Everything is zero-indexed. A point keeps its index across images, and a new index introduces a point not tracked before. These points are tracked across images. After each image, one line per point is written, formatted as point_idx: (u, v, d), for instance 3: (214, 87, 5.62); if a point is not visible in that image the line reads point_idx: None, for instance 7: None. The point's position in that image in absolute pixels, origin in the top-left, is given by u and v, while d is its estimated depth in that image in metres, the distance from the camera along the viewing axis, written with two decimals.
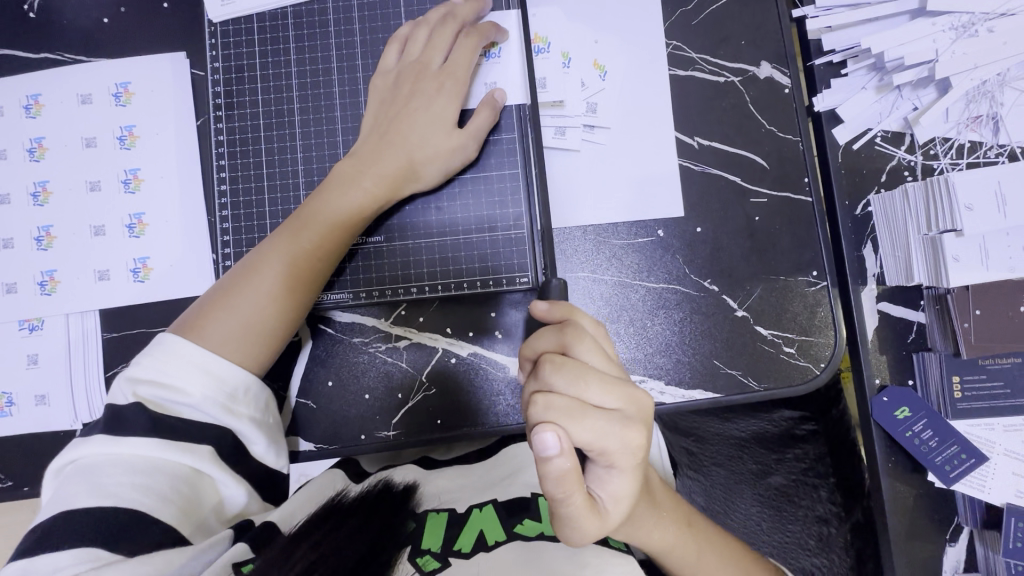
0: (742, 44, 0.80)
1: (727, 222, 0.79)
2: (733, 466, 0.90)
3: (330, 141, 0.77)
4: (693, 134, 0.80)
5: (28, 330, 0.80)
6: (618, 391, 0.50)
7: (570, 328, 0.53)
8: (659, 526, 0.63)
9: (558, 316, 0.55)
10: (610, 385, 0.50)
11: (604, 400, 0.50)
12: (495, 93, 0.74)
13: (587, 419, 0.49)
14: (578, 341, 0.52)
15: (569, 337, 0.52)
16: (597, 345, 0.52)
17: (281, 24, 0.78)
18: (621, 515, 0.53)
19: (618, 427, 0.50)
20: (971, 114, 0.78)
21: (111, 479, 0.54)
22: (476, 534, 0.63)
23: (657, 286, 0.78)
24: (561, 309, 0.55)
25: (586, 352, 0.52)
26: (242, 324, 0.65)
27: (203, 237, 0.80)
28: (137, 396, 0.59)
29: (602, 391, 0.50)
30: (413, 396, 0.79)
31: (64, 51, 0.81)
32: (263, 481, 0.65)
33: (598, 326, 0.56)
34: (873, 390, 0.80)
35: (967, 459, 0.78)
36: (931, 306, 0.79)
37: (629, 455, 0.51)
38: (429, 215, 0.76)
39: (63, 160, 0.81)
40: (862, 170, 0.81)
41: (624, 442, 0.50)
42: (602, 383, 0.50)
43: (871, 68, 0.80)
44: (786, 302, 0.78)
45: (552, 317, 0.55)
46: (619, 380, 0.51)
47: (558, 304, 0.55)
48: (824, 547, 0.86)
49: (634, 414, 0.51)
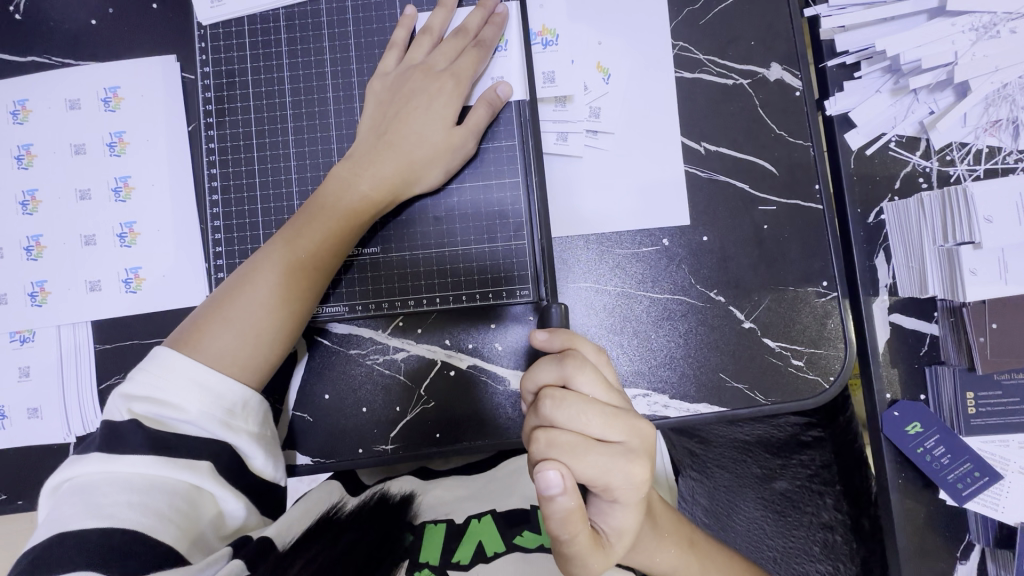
0: (752, 45, 0.77)
1: (734, 231, 0.76)
2: (737, 469, 0.89)
3: (324, 149, 0.74)
4: (699, 139, 0.77)
5: (20, 342, 0.78)
6: (621, 424, 0.49)
7: (572, 357, 0.51)
8: (661, 549, 0.62)
9: (558, 345, 0.53)
10: (613, 417, 0.49)
11: (607, 433, 0.49)
12: (498, 88, 0.71)
13: (590, 455, 0.48)
14: (579, 371, 0.50)
15: (570, 367, 0.50)
16: (598, 375, 0.50)
17: (273, 26, 0.75)
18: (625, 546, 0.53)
19: (623, 462, 0.48)
20: (990, 118, 0.75)
21: (108, 498, 0.52)
22: (475, 545, 0.61)
23: (663, 296, 0.76)
24: (560, 338, 0.53)
25: (587, 382, 0.50)
26: (239, 336, 0.63)
27: (196, 247, 0.78)
28: (132, 413, 0.57)
29: (606, 424, 0.48)
30: (412, 409, 0.77)
31: (51, 55, 0.79)
32: (261, 496, 0.62)
33: (600, 354, 0.54)
34: (884, 404, 0.78)
35: (979, 478, 0.76)
36: (944, 319, 0.77)
37: (633, 489, 0.49)
38: (428, 225, 0.74)
39: (52, 168, 0.79)
40: (875, 177, 0.78)
41: (629, 478, 0.49)
42: (604, 417, 0.49)
43: (886, 70, 0.77)
44: (795, 313, 0.75)
45: (552, 346, 0.53)
46: (622, 411, 0.49)
47: (558, 332, 0.53)
48: (830, 555, 0.84)
49: (639, 446, 0.50)
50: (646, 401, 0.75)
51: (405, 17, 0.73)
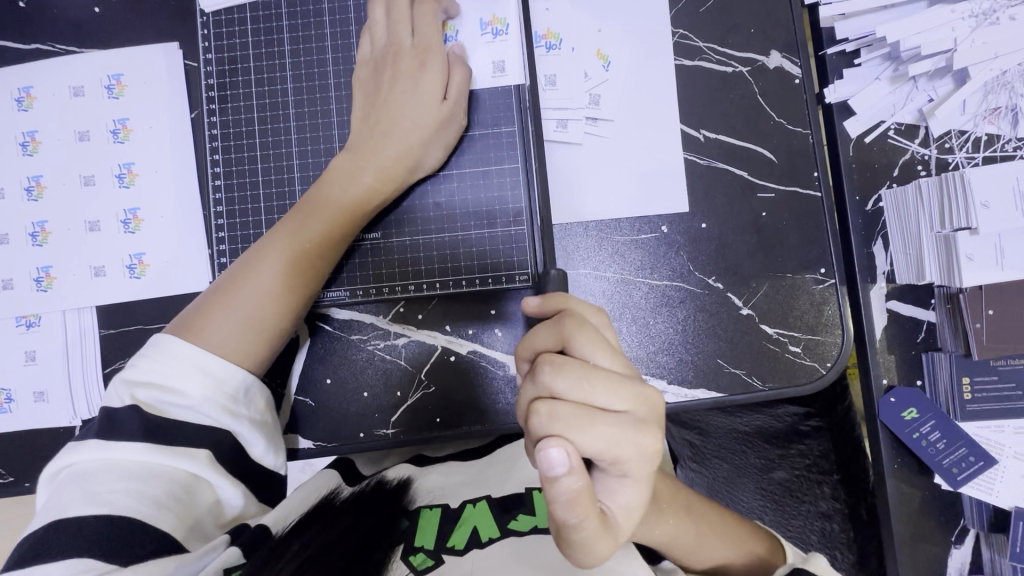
0: (751, 33, 0.77)
1: (733, 218, 0.76)
2: (737, 460, 0.91)
3: (325, 134, 0.75)
4: (699, 127, 0.77)
5: (25, 326, 0.79)
6: (624, 392, 0.48)
7: (568, 319, 0.51)
8: (661, 522, 0.61)
9: (553, 307, 0.53)
10: (615, 384, 0.49)
11: (610, 401, 0.48)
12: (455, 51, 0.73)
13: (597, 426, 0.47)
14: (578, 333, 0.50)
15: (567, 330, 0.50)
16: (595, 337, 0.50)
17: (275, 13, 0.75)
18: (632, 523, 0.52)
19: (630, 432, 0.48)
20: (989, 106, 0.75)
21: (106, 486, 0.53)
22: (470, 531, 0.63)
23: (661, 283, 0.77)
24: (553, 303, 0.53)
25: (586, 347, 0.50)
26: (242, 323, 0.64)
27: (198, 233, 0.79)
28: (135, 399, 0.58)
29: (608, 392, 0.48)
30: (413, 394, 0.78)
31: (56, 43, 0.79)
32: (260, 481, 0.63)
33: (602, 316, 0.53)
34: (880, 391, 0.78)
35: (975, 462, 0.76)
36: (942, 306, 0.77)
37: (642, 461, 0.49)
38: (428, 209, 0.74)
39: (57, 155, 0.79)
40: (874, 164, 0.78)
41: (637, 449, 0.48)
42: (608, 384, 0.49)
43: (885, 58, 0.77)
44: (793, 300, 0.76)
45: (546, 312, 0.53)
46: (629, 381, 0.49)
47: (550, 298, 0.53)
48: (827, 543, 0.86)
49: (647, 415, 0.50)
50: None
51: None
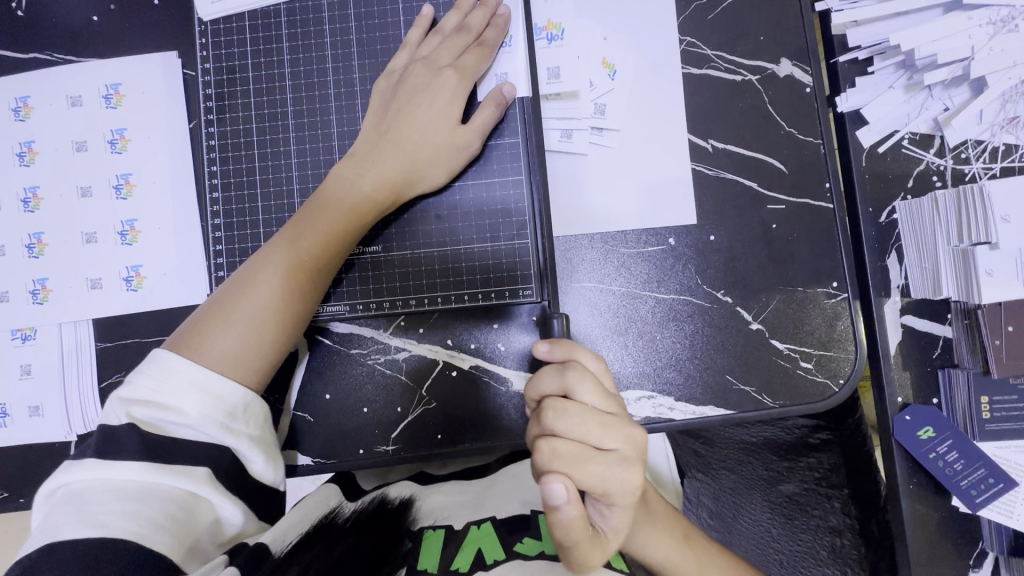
0: (761, 40, 0.75)
1: (743, 230, 0.75)
2: (746, 471, 0.86)
3: (325, 146, 0.74)
4: (707, 137, 0.75)
5: (22, 339, 0.78)
6: (619, 432, 0.47)
7: (572, 368, 0.49)
8: (664, 549, 0.62)
9: (560, 356, 0.51)
10: (610, 425, 0.47)
11: (605, 440, 0.47)
12: (502, 88, 0.70)
13: (591, 464, 0.46)
14: (579, 380, 0.49)
15: (570, 377, 0.49)
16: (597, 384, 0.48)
17: (274, 22, 0.74)
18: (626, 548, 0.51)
19: (621, 470, 0.47)
20: (1007, 115, 0.74)
21: (102, 507, 0.51)
22: (475, 551, 0.59)
23: (668, 297, 0.75)
24: (562, 349, 0.51)
25: (586, 391, 0.48)
26: (242, 337, 0.62)
27: (195, 246, 0.77)
28: (130, 417, 0.56)
29: (604, 432, 0.47)
30: (413, 410, 0.76)
31: (53, 51, 0.78)
32: (261, 499, 0.61)
33: (599, 363, 0.52)
34: (895, 408, 0.76)
35: (994, 485, 0.74)
36: (959, 321, 0.75)
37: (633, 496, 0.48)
38: (430, 224, 0.73)
39: (53, 165, 0.78)
40: (888, 175, 0.76)
41: (627, 485, 0.47)
42: (603, 424, 0.47)
43: (900, 66, 0.75)
44: (803, 315, 0.74)
45: (554, 358, 0.51)
46: (622, 420, 0.48)
47: (559, 345, 0.52)
48: (837, 559, 0.81)
49: (637, 454, 0.48)
50: (650, 403, 0.74)
51: (422, 16, 0.72)
